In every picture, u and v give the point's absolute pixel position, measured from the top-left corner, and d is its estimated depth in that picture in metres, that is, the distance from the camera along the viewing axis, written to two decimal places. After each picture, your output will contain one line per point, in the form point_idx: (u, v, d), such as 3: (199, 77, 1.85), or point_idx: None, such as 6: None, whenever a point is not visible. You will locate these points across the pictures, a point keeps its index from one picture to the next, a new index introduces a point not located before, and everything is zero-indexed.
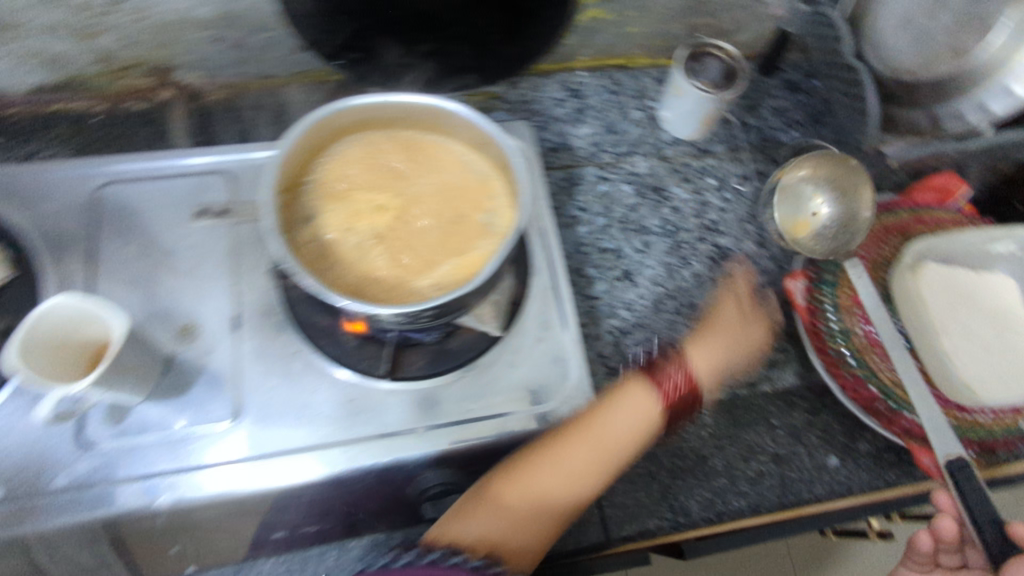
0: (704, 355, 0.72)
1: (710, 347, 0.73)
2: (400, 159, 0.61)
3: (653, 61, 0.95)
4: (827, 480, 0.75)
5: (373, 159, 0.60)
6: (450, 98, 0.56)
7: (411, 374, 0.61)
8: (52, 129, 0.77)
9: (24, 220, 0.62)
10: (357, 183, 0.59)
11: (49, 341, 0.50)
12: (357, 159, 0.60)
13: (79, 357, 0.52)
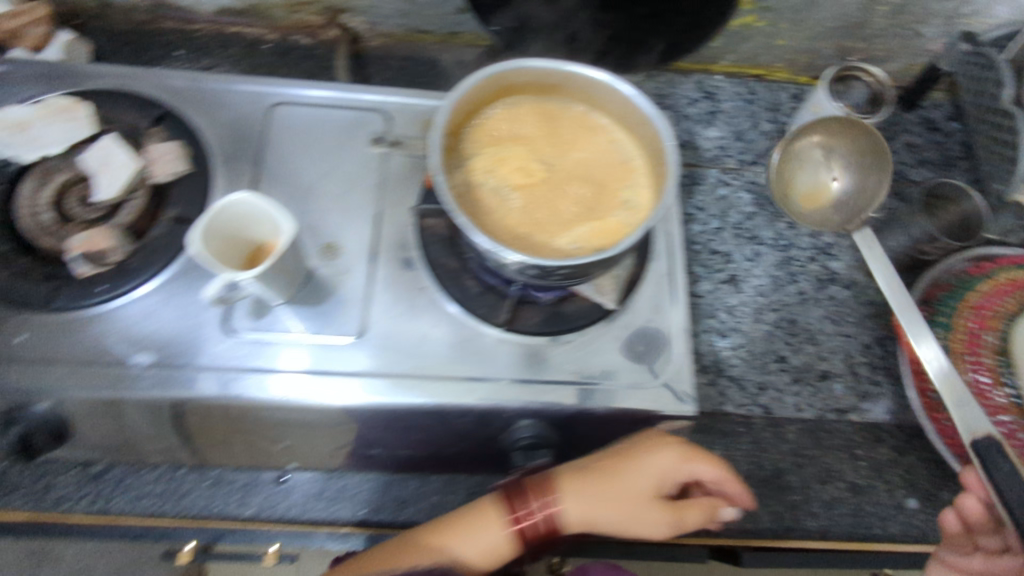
0: (625, 498, 0.60)
1: (632, 495, 0.60)
2: (555, 126, 0.63)
3: (791, 77, 0.95)
4: (903, 520, 0.74)
5: (531, 123, 0.62)
6: (624, 81, 0.58)
7: (525, 329, 0.63)
8: (228, 50, 0.85)
9: (202, 121, 0.67)
10: (510, 140, 0.62)
11: (226, 235, 0.55)
12: (515, 118, 0.63)
13: (248, 254, 0.58)
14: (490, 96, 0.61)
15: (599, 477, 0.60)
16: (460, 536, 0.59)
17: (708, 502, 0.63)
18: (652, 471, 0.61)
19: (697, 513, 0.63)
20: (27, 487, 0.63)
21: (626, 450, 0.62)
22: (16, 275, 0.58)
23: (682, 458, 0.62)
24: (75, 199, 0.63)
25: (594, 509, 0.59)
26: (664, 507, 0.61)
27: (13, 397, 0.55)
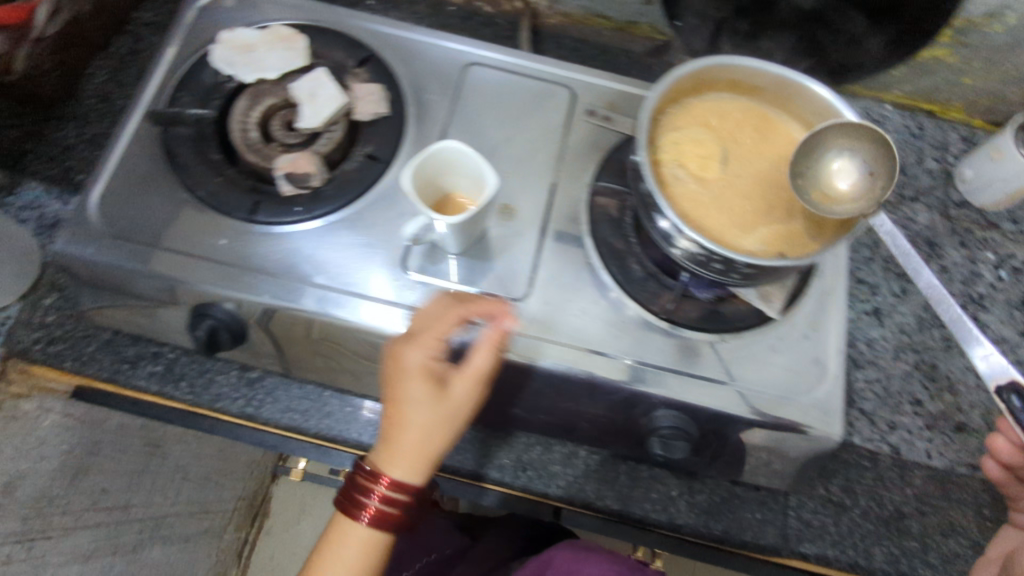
0: (425, 435, 0.55)
1: (422, 430, 0.55)
2: (750, 128, 0.63)
3: (966, 118, 0.91)
4: None
5: (730, 119, 0.62)
6: (848, 102, 0.57)
7: (683, 322, 0.63)
8: (414, 7, 0.88)
9: (401, 68, 0.69)
10: (707, 130, 0.62)
11: (429, 172, 0.57)
12: (714, 112, 0.62)
13: (438, 199, 0.59)
14: (696, 85, 0.61)
15: (388, 445, 0.56)
16: (338, 542, 0.57)
17: (464, 374, 0.55)
18: (416, 381, 0.55)
19: (482, 362, 0.55)
20: (193, 377, 0.69)
21: (397, 384, 0.56)
22: (223, 182, 0.62)
23: (423, 368, 0.55)
24: (279, 123, 0.65)
25: (411, 452, 0.55)
26: (433, 393, 0.55)
27: (203, 293, 0.59)
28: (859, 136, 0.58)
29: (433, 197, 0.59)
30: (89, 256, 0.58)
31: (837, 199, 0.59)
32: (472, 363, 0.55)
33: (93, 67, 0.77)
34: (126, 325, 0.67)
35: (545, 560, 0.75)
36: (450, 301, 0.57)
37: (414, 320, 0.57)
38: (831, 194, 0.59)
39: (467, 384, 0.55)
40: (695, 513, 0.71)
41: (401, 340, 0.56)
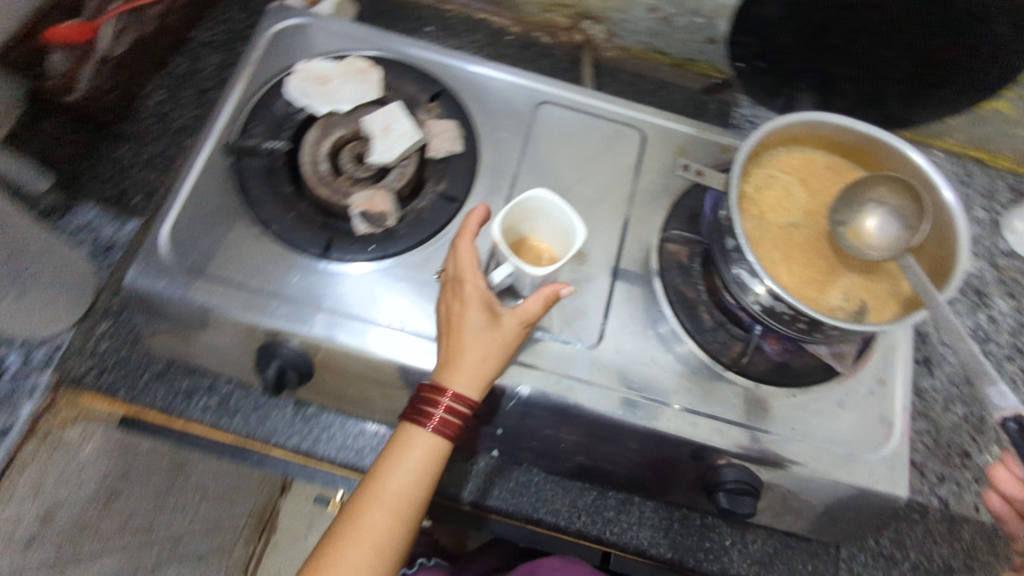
0: (480, 361, 0.54)
1: (480, 353, 0.54)
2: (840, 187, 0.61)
3: (1015, 167, 0.91)
4: None
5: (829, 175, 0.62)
6: (951, 186, 0.54)
7: (753, 374, 0.63)
8: (473, 34, 0.87)
9: (473, 105, 0.69)
10: (802, 177, 0.62)
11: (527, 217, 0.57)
12: (808, 165, 0.62)
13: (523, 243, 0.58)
14: (792, 137, 0.61)
15: (446, 368, 0.54)
16: (392, 458, 0.53)
17: (520, 310, 0.54)
18: (473, 309, 0.54)
19: (537, 304, 0.55)
20: (248, 412, 0.68)
21: (453, 316, 0.55)
22: (295, 218, 0.62)
23: (477, 296, 0.55)
24: (350, 156, 0.64)
25: (470, 369, 0.54)
26: (487, 318, 0.54)
27: (275, 331, 0.58)
28: (892, 189, 0.58)
29: (518, 239, 0.58)
30: (161, 290, 0.57)
31: (866, 238, 0.58)
32: (528, 304, 0.55)
33: (151, 88, 0.78)
34: (182, 357, 0.66)
35: (539, 563, 0.73)
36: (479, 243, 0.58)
37: (456, 257, 0.56)
38: (862, 235, 0.58)
39: (520, 317, 0.54)
40: (749, 563, 0.71)
41: (451, 283, 0.56)
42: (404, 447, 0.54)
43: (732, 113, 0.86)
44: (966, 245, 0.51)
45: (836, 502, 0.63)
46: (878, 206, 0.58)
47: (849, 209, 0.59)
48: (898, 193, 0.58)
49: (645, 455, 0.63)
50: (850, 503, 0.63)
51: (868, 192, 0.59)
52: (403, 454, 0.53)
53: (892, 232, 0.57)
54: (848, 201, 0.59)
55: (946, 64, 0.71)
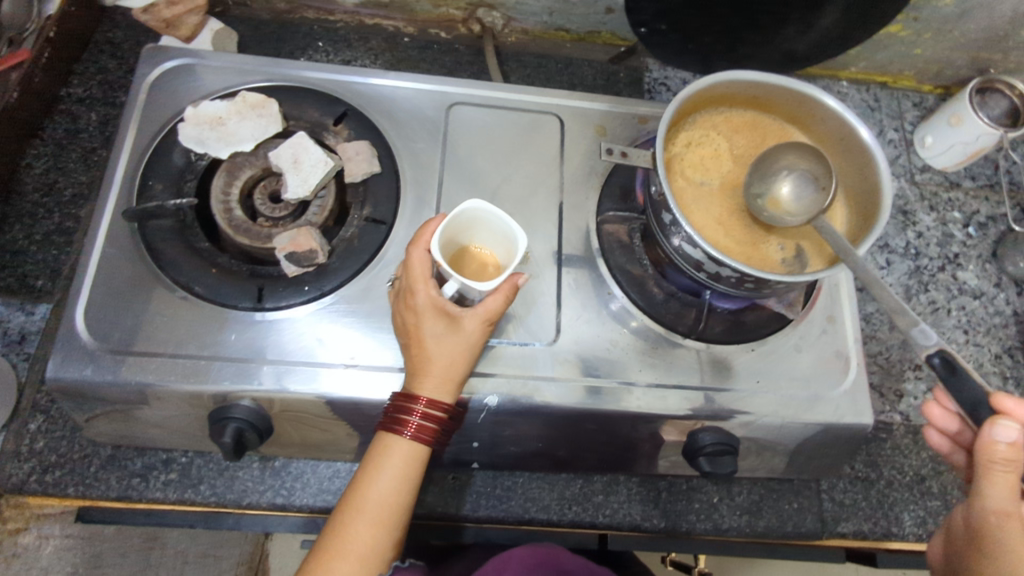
0: (447, 365, 0.53)
1: (446, 359, 0.53)
2: (759, 146, 0.62)
3: (915, 84, 0.94)
4: None
5: (748, 136, 0.62)
6: (867, 128, 0.55)
7: (711, 337, 0.64)
8: (368, 43, 0.84)
9: (382, 119, 0.66)
10: (723, 139, 0.62)
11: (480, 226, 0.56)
12: (720, 130, 0.62)
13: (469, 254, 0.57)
14: (705, 99, 0.60)
15: (414, 375, 0.53)
16: (373, 465, 0.53)
17: (483, 309, 0.53)
18: (432, 316, 0.53)
19: (500, 301, 0.53)
20: (213, 478, 0.65)
21: (411, 325, 0.54)
22: (219, 273, 0.58)
23: (434, 302, 0.53)
24: (263, 196, 0.62)
25: (437, 377, 0.53)
26: (448, 322, 0.53)
27: (221, 395, 0.55)
28: (803, 156, 0.59)
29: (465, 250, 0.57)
30: (89, 377, 0.54)
31: (781, 204, 0.58)
32: (490, 302, 0.53)
33: (30, 157, 0.72)
34: (128, 440, 0.62)
35: (503, 559, 0.61)
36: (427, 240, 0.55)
37: (407, 265, 0.54)
38: (778, 202, 0.58)
39: (484, 317, 0.53)
40: (738, 515, 0.72)
41: (404, 290, 0.54)
42: (384, 453, 0.53)
43: (642, 78, 0.87)
44: (889, 197, 0.53)
45: (808, 442, 0.65)
46: (790, 173, 0.59)
47: (763, 178, 0.59)
48: (809, 157, 0.59)
49: (621, 438, 0.63)
50: (822, 440, 0.64)
51: (780, 159, 0.60)
52: (383, 461, 0.53)
53: (808, 196, 0.58)
54: (761, 171, 0.60)
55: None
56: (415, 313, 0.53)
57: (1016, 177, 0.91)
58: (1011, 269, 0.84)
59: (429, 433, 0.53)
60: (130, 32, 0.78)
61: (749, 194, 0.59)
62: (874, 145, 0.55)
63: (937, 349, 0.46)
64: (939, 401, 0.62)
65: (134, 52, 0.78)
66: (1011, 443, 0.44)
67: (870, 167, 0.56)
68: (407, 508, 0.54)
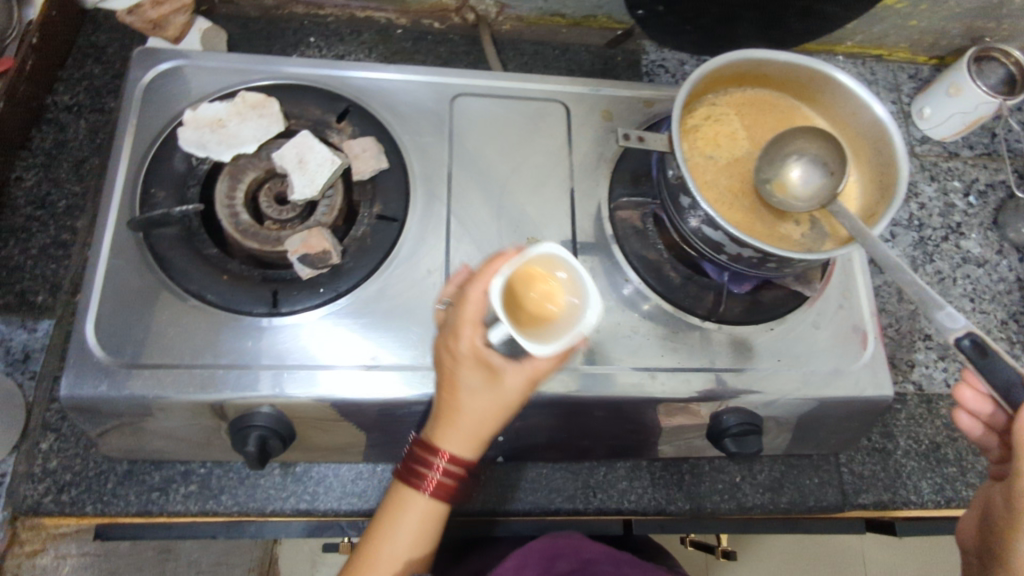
0: (478, 421, 0.49)
1: (477, 415, 0.49)
2: (770, 126, 0.61)
3: (910, 56, 0.95)
4: None
5: (759, 116, 0.62)
6: (881, 103, 0.55)
7: (731, 318, 0.63)
8: (360, 36, 0.82)
9: (386, 114, 0.65)
10: (734, 119, 0.61)
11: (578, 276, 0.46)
12: (728, 114, 0.61)
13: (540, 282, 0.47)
14: (713, 81, 0.59)
15: (442, 421, 0.50)
16: (388, 522, 0.52)
17: (532, 370, 0.47)
18: (473, 367, 0.48)
19: (552, 364, 0.47)
20: (235, 488, 0.63)
21: (448, 368, 0.49)
22: (230, 279, 0.57)
23: (477, 353, 0.47)
24: (269, 198, 0.60)
25: (465, 433, 0.49)
26: (489, 376, 0.48)
27: (241, 403, 0.54)
28: (813, 141, 0.58)
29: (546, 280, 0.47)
30: (105, 394, 0.52)
31: (791, 186, 0.58)
32: (542, 363, 0.47)
33: (20, 169, 0.70)
34: (144, 454, 0.60)
35: (521, 557, 0.58)
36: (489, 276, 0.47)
37: (460, 300, 0.47)
38: (788, 184, 0.58)
39: (531, 378, 0.48)
40: (762, 493, 0.72)
41: (450, 324, 0.49)
42: (400, 509, 0.52)
43: (640, 61, 0.87)
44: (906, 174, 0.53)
45: (830, 418, 0.65)
46: (800, 158, 0.58)
47: (774, 163, 0.59)
48: (819, 142, 0.58)
49: (645, 424, 0.63)
50: (845, 414, 0.64)
51: (790, 144, 0.59)
52: (398, 517, 0.51)
53: (818, 179, 0.57)
54: (771, 156, 0.59)
55: None
56: (457, 359, 0.48)
57: (1012, 144, 0.91)
58: (1012, 235, 0.85)
59: (449, 493, 0.51)
60: (114, 35, 0.76)
61: (760, 174, 0.59)
62: (889, 120, 0.55)
63: (967, 331, 0.46)
64: (969, 382, 0.58)
65: (119, 56, 0.75)
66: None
67: (886, 143, 0.56)
68: (420, 563, 0.53)
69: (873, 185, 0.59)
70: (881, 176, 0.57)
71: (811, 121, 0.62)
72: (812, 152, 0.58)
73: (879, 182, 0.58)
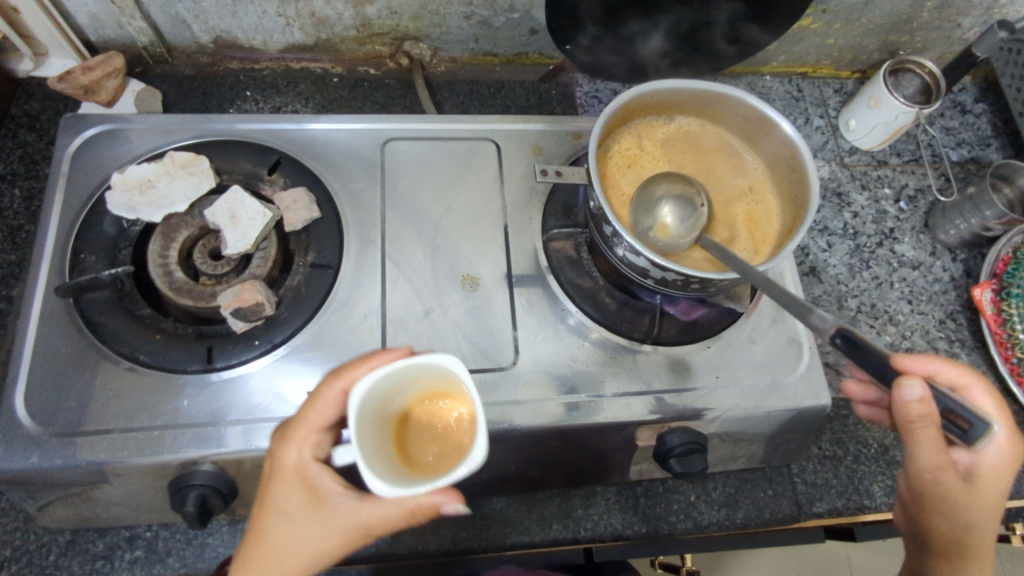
0: (284, 556, 0.47)
1: (290, 543, 0.47)
2: (689, 158, 0.64)
3: (834, 72, 0.99)
4: None
5: (676, 149, 0.64)
6: (787, 120, 0.58)
7: (669, 339, 0.64)
8: (296, 86, 0.82)
9: (319, 164, 0.66)
10: (654, 152, 0.64)
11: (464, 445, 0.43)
12: (644, 148, 0.64)
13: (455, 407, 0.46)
14: (628, 113, 0.62)
15: (246, 549, 0.48)
16: None
17: (363, 514, 0.46)
18: (295, 483, 0.47)
19: (388, 513, 0.45)
20: (182, 549, 0.62)
21: (269, 483, 0.48)
22: (164, 338, 0.57)
23: (303, 469, 0.47)
24: (203, 253, 0.61)
25: (276, 565, 0.47)
26: (312, 501, 0.48)
27: (179, 463, 0.54)
28: (676, 183, 0.59)
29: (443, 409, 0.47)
30: (36, 464, 0.52)
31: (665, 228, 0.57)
32: (377, 510, 0.46)
33: None
34: (86, 523, 0.59)
35: None
36: (342, 386, 0.47)
37: (312, 399, 0.48)
38: (667, 227, 0.57)
39: (357, 521, 0.47)
40: (717, 509, 0.72)
41: (286, 427, 0.49)
42: None
43: (574, 93, 0.88)
44: (815, 188, 0.55)
45: (775, 428, 0.65)
46: (666, 201, 0.57)
47: (650, 210, 0.58)
48: (682, 184, 0.59)
49: (591, 451, 0.63)
50: (789, 424, 0.65)
51: (658, 187, 0.59)
52: None
53: (689, 219, 0.57)
54: (643, 204, 0.59)
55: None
56: (279, 474, 0.48)
57: (937, 149, 0.95)
58: (943, 237, 0.88)
59: None
60: (46, 102, 0.77)
61: (640, 215, 0.59)
62: (797, 138, 0.57)
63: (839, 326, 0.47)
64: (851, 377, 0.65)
65: (53, 123, 0.76)
66: (922, 399, 0.44)
67: (798, 160, 0.58)
68: None
69: (788, 197, 0.62)
70: (795, 190, 0.60)
71: (727, 140, 0.65)
72: (678, 193, 0.58)
73: (793, 194, 0.60)
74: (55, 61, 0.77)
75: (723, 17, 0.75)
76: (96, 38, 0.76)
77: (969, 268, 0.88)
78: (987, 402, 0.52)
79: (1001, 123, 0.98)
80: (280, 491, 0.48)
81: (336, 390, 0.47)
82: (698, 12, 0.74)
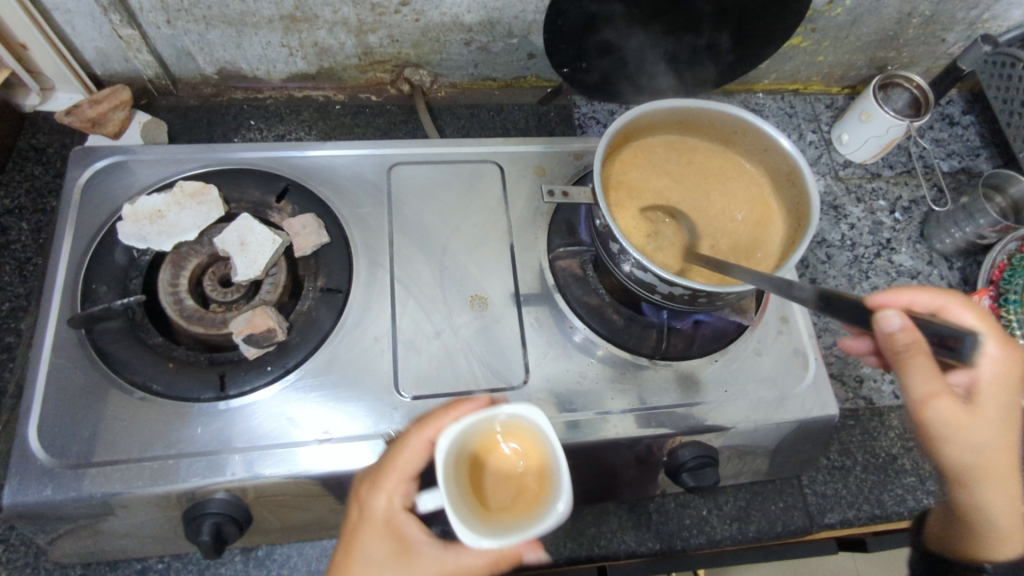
0: None
1: None
2: (718, 182, 0.66)
3: (825, 88, 1.01)
4: None
5: (715, 171, 0.66)
6: (786, 136, 0.59)
7: (675, 354, 0.65)
8: (299, 115, 0.84)
9: (325, 189, 0.67)
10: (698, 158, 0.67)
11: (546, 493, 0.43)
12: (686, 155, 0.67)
13: (523, 453, 0.45)
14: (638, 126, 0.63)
15: None
16: None
17: (450, 563, 0.47)
18: (384, 532, 0.48)
19: (476, 561, 0.46)
20: None
21: (357, 531, 0.49)
22: (177, 367, 0.57)
23: (392, 517, 0.48)
24: (213, 281, 0.62)
25: None
26: (399, 550, 0.48)
27: (193, 492, 0.53)
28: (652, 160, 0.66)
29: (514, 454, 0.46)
30: (50, 497, 0.52)
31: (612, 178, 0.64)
32: (463, 557, 0.47)
33: None
34: (96, 556, 0.58)
35: None
36: (426, 433, 0.49)
37: (398, 447, 0.49)
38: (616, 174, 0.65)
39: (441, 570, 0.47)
40: (729, 524, 0.72)
41: (372, 476, 0.50)
42: None
43: (572, 115, 0.89)
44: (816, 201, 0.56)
45: (783, 440, 0.66)
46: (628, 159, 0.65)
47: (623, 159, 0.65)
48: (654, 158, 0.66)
49: (603, 469, 0.63)
50: (797, 435, 0.66)
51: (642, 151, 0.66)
52: None
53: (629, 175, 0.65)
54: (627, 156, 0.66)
55: (751, 19, 0.74)
56: (369, 521, 0.48)
57: (928, 160, 0.97)
58: (939, 246, 0.90)
59: None
60: (53, 135, 0.78)
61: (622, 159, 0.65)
62: (796, 154, 0.59)
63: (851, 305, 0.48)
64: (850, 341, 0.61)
65: (59, 156, 0.77)
66: (903, 328, 0.40)
67: (799, 175, 0.59)
68: None
69: (789, 210, 0.63)
70: (795, 206, 0.61)
71: (736, 157, 0.66)
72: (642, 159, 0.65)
73: (794, 207, 0.62)
74: (62, 96, 0.78)
75: (717, 39, 0.77)
76: (103, 72, 0.77)
77: (966, 275, 0.89)
78: (971, 314, 0.49)
79: (989, 134, 1.00)
80: (367, 541, 0.48)
81: (422, 435, 0.48)
82: (693, 34, 0.76)
